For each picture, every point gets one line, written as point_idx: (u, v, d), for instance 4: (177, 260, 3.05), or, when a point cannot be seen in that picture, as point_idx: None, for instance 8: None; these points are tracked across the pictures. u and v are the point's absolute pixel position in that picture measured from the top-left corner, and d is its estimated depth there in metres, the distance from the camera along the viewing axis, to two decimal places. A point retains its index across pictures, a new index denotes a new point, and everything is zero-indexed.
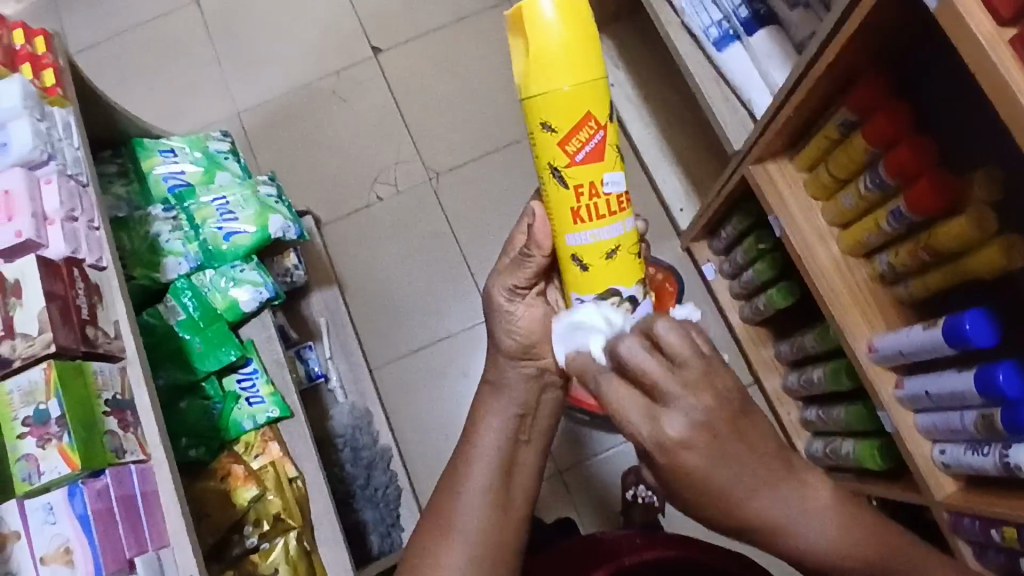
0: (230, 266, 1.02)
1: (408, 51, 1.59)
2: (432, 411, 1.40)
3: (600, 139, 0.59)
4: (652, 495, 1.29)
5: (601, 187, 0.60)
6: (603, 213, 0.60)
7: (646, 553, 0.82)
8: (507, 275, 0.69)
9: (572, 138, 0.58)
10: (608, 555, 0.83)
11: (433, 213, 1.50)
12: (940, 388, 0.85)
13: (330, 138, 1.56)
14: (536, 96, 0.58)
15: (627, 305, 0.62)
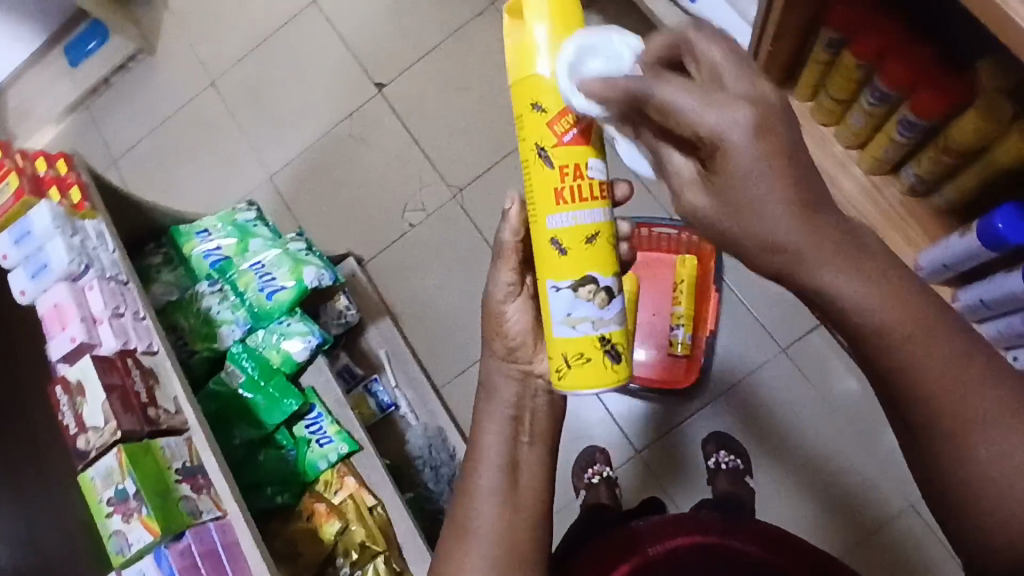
0: (277, 322, 1.08)
1: (409, 81, 1.65)
2: None
3: (588, 127, 0.62)
4: (735, 460, 1.29)
5: (585, 170, 0.62)
6: (584, 196, 0.62)
7: (669, 541, 0.88)
8: (500, 270, 0.73)
9: (560, 122, 0.61)
10: (636, 545, 0.87)
11: (464, 226, 1.55)
12: (994, 294, 0.80)
13: (358, 177, 1.63)
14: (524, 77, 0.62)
15: (603, 294, 0.64)
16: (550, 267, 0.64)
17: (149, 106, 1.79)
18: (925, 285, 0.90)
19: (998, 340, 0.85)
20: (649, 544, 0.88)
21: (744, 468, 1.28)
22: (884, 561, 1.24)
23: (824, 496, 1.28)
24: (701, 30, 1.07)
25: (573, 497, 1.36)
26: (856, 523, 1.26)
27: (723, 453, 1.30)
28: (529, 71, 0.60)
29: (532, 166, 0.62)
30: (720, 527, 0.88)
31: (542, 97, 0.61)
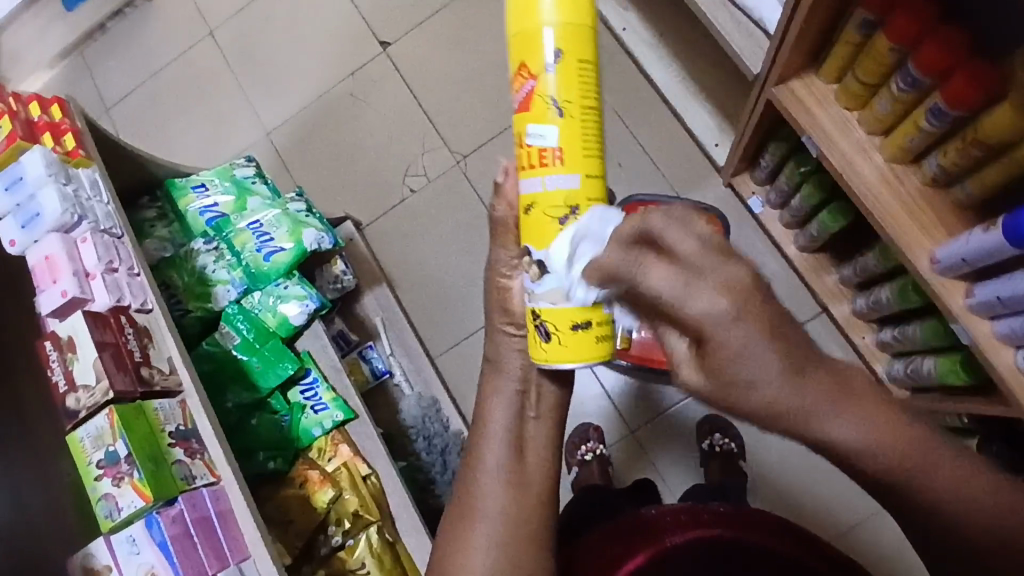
0: (275, 285, 1.06)
1: (414, 41, 1.60)
2: None
3: (531, 87, 0.58)
4: (729, 443, 1.29)
5: (523, 137, 0.59)
6: (525, 164, 0.59)
7: (689, 533, 0.86)
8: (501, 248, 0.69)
9: (515, 83, 0.60)
10: (655, 534, 0.86)
11: (467, 195, 1.52)
12: (1013, 292, 0.79)
13: (357, 138, 1.58)
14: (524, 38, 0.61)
15: (535, 268, 0.60)
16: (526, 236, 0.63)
17: (143, 54, 1.73)
18: (939, 278, 0.89)
19: (1010, 339, 0.84)
20: (663, 532, 0.86)
21: (737, 452, 1.28)
22: (872, 549, 1.25)
23: (815, 485, 1.29)
24: (726, 3, 1.03)
25: (565, 473, 1.35)
26: (845, 513, 1.27)
27: (717, 435, 1.29)
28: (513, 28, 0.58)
29: None
30: (734, 518, 0.87)
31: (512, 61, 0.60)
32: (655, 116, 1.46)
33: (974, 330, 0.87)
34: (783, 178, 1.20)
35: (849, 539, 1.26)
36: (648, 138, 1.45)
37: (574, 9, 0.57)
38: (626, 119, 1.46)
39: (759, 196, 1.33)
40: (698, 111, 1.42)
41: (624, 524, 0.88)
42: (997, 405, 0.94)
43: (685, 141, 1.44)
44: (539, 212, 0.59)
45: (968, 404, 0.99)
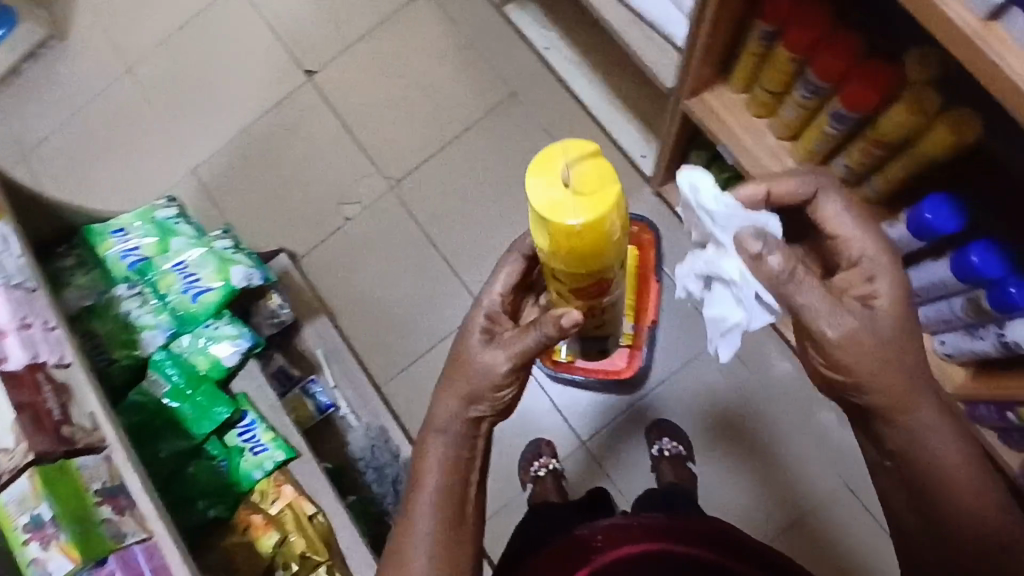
0: (204, 326, 1.03)
1: (340, 68, 1.59)
2: None
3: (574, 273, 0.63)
4: (678, 446, 1.30)
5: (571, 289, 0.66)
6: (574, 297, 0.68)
7: (617, 550, 0.87)
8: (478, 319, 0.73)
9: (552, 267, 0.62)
10: (584, 553, 0.87)
11: (403, 220, 1.51)
12: (923, 281, 0.83)
13: (287, 169, 1.56)
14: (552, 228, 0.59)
15: None
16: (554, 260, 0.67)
17: (57, 94, 1.67)
18: None
19: (926, 326, 0.88)
20: (594, 554, 0.87)
21: (686, 455, 1.30)
22: (819, 537, 1.28)
23: (771, 480, 1.31)
24: (638, 21, 1.06)
25: (520, 491, 1.35)
26: (790, 504, 1.30)
27: (666, 440, 1.31)
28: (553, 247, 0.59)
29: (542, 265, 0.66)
30: (666, 530, 0.87)
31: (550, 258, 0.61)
32: (584, 130, 1.48)
33: None
34: None
35: (800, 528, 1.29)
36: None
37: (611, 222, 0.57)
38: (556, 135, 1.49)
39: None
40: (625, 124, 1.46)
41: (560, 546, 0.88)
42: None
43: (614, 153, 1.47)
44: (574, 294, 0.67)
45: None
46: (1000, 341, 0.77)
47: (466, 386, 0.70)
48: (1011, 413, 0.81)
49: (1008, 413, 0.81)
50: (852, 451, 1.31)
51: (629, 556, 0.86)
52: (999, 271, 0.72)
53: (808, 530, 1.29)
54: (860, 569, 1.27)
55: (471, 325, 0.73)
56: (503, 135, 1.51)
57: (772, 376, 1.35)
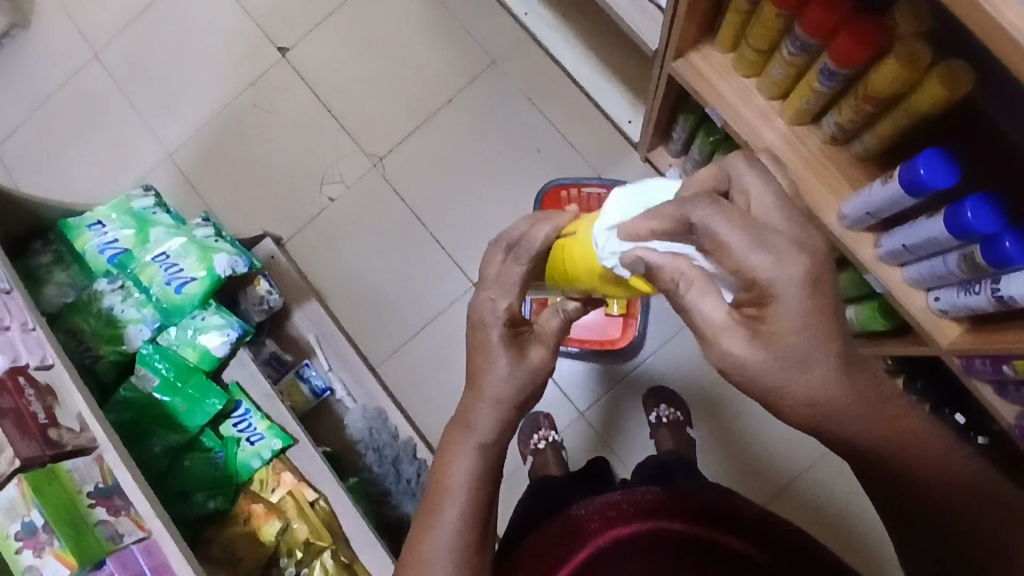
0: (191, 317, 1.02)
1: (314, 44, 1.54)
2: (441, 390, 1.41)
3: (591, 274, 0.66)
4: (675, 412, 1.30)
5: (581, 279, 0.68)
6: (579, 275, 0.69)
7: (613, 532, 0.81)
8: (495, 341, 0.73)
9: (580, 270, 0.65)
10: (581, 538, 0.81)
11: (388, 198, 1.48)
12: (915, 240, 0.82)
13: (267, 150, 1.52)
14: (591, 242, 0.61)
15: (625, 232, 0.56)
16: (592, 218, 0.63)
17: (23, 83, 1.61)
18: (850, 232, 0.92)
19: (921, 282, 0.88)
20: (590, 535, 0.81)
21: (685, 420, 1.30)
22: (810, 500, 1.30)
23: (758, 454, 1.32)
24: None
25: (521, 463, 1.35)
26: (781, 468, 1.32)
27: (664, 406, 1.31)
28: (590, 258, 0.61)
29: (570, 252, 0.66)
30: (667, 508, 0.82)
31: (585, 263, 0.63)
32: (568, 97, 1.45)
33: (886, 278, 0.91)
34: (695, 149, 1.21)
35: (793, 490, 1.31)
36: (563, 120, 1.45)
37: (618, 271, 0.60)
38: (540, 104, 1.46)
39: (677, 168, 1.35)
40: (609, 90, 1.43)
41: (556, 531, 0.83)
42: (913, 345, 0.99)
43: (599, 119, 1.44)
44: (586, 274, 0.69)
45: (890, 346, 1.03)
46: (994, 297, 0.76)
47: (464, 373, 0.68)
48: (1007, 364, 0.81)
49: (1005, 365, 0.81)
50: None
51: (625, 534, 0.81)
52: (992, 225, 0.71)
53: (791, 501, 1.30)
54: (845, 532, 1.29)
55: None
56: (485, 106, 1.48)
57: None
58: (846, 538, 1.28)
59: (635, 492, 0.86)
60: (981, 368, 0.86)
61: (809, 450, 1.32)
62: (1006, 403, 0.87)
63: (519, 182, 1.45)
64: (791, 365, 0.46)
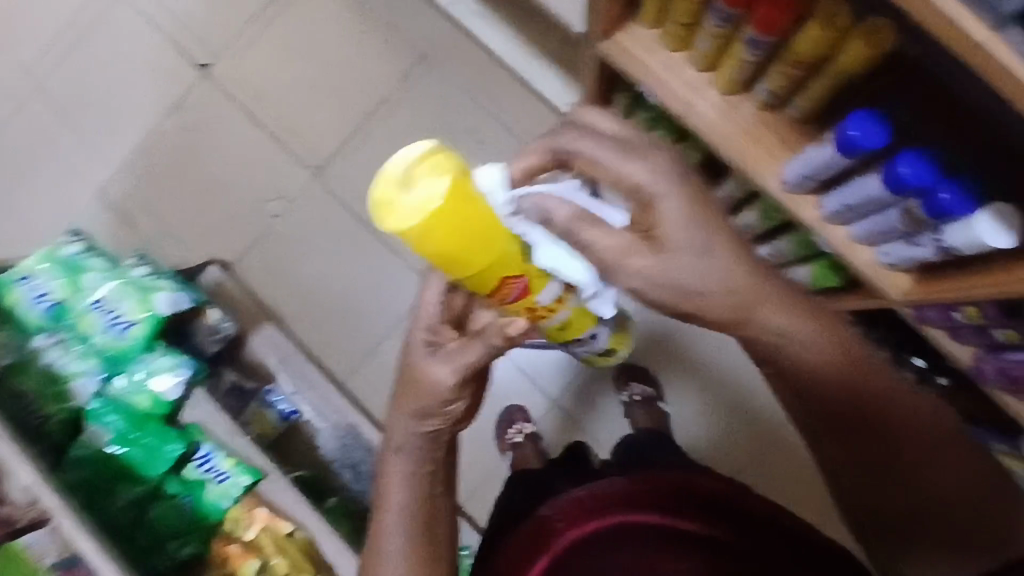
0: (138, 361, 0.98)
1: (235, 61, 1.48)
2: None
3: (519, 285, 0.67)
4: (647, 389, 1.30)
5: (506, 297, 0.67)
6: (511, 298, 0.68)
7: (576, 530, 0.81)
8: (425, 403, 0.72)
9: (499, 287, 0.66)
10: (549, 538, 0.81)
11: (332, 208, 1.44)
12: (855, 199, 0.82)
13: (201, 173, 1.47)
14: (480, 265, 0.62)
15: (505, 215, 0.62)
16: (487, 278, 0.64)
17: None
18: (791, 196, 0.92)
19: (866, 239, 0.88)
20: (557, 534, 0.81)
21: (656, 395, 1.30)
22: (786, 459, 1.32)
23: (740, 412, 1.33)
24: None
25: (499, 459, 1.35)
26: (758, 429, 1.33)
27: (634, 384, 1.30)
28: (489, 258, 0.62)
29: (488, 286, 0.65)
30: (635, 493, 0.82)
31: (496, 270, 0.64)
32: (502, 84, 1.42)
33: (832, 238, 0.92)
34: None
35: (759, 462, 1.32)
36: (501, 107, 1.42)
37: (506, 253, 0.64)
38: (475, 95, 1.42)
39: None
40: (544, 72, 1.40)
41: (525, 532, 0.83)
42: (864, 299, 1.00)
43: (537, 103, 1.42)
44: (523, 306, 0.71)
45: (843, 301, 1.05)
46: (938, 247, 0.77)
47: (414, 400, 0.71)
48: (956, 310, 0.82)
49: (955, 313, 0.82)
50: None
51: (590, 531, 0.80)
52: (927, 180, 0.71)
53: (775, 454, 1.32)
54: None
55: (415, 333, 0.73)
56: (419, 102, 1.44)
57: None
58: None
59: (598, 484, 0.85)
60: (932, 317, 0.88)
61: None
62: (960, 348, 0.89)
63: None
64: (702, 261, 0.61)
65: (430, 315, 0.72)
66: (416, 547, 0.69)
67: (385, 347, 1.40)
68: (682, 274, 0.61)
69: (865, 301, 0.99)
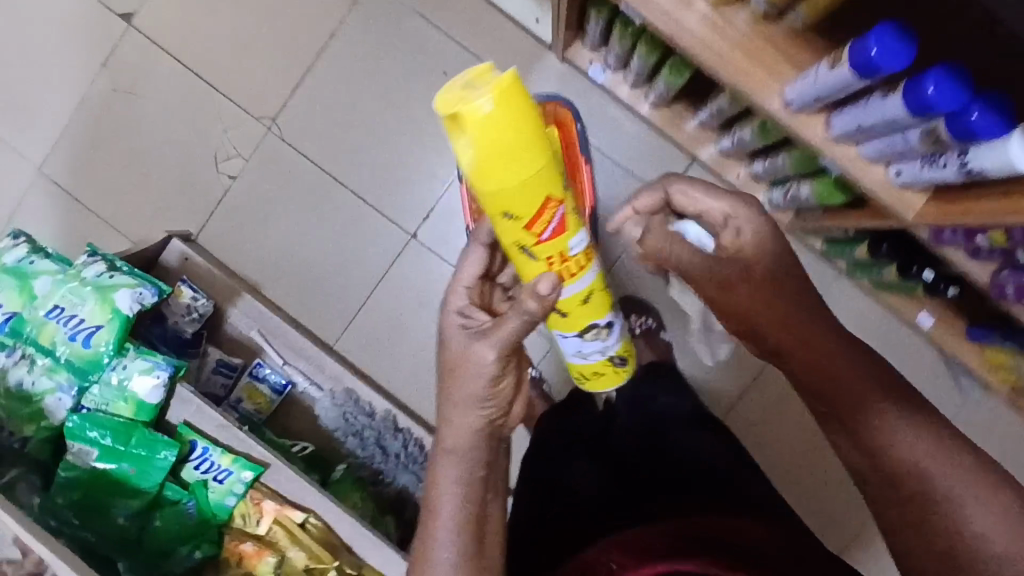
0: (109, 367, 0.91)
1: (160, 6, 1.32)
2: (404, 352, 1.35)
3: (562, 213, 0.65)
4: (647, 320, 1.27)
5: (540, 238, 0.66)
6: (546, 234, 0.66)
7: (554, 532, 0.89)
8: (468, 387, 0.68)
9: (538, 221, 0.64)
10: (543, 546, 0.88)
11: (295, 162, 1.34)
12: (870, 120, 0.74)
13: (145, 139, 1.34)
14: (497, 188, 0.60)
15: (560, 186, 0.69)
16: (511, 203, 0.61)
17: None
18: (794, 119, 0.84)
19: (880, 158, 0.81)
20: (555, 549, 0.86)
21: (657, 327, 1.27)
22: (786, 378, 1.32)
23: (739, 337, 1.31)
24: None
25: None
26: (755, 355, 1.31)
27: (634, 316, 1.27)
28: (525, 177, 0.60)
29: (511, 228, 0.64)
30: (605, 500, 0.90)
31: (513, 207, 0.62)
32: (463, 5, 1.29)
33: (842, 158, 0.85)
34: (614, 43, 1.09)
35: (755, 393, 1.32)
36: (464, 32, 1.29)
37: (541, 186, 0.62)
38: (435, 21, 1.29)
39: (597, 62, 1.23)
40: None
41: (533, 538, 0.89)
42: (869, 216, 0.96)
43: (503, 23, 1.29)
44: (555, 254, 0.68)
45: (847, 219, 1.00)
46: (963, 169, 0.70)
47: (462, 385, 0.68)
48: (980, 236, 0.80)
49: (979, 237, 0.80)
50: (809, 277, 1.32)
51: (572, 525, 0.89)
52: (955, 101, 0.63)
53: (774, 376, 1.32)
54: None
55: (448, 317, 0.72)
56: (373, 34, 1.30)
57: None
58: None
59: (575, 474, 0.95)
60: (949, 240, 0.83)
61: None
62: (978, 266, 0.85)
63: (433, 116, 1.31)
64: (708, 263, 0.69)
65: (462, 298, 0.73)
66: (463, 548, 0.67)
67: (372, 303, 1.35)
68: (690, 260, 0.70)
69: (873, 221, 0.93)
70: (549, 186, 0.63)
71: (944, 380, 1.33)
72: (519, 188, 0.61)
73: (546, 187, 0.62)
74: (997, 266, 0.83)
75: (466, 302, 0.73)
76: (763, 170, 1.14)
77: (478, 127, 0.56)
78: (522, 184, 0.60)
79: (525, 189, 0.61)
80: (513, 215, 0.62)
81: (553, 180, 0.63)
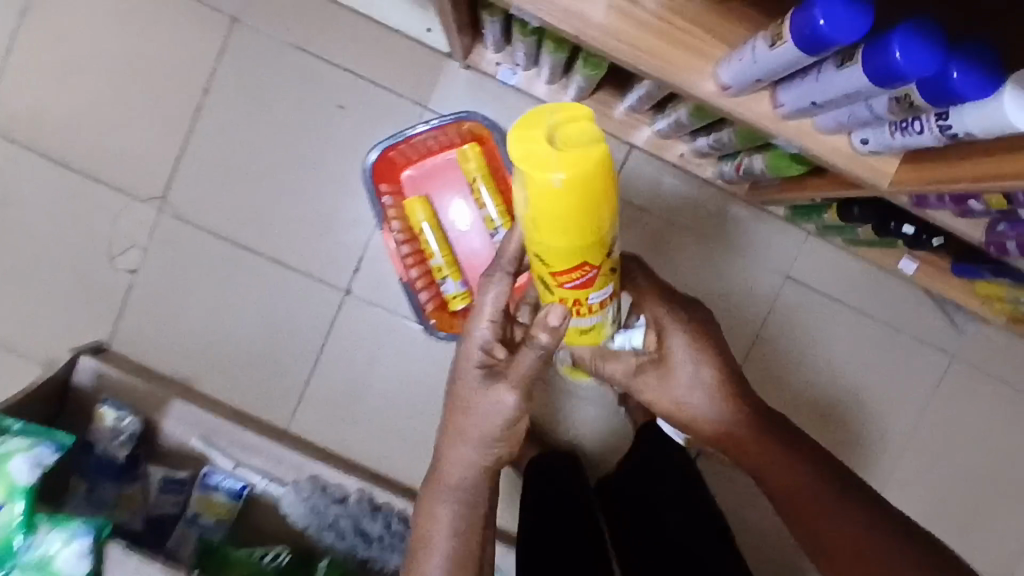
0: (22, 549, 0.85)
1: (6, 98, 1.16)
2: (365, 419, 1.21)
3: (592, 276, 0.55)
4: None
5: (561, 288, 0.56)
6: (574, 287, 0.56)
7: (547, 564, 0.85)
8: (479, 423, 0.66)
9: (565, 275, 0.55)
10: None
11: (197, 239, 1.19)
12: (827, 95, 0.61)
13: (24, 250, 1.18)
14: (540, 240, 0.51)
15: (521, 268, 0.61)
16: (541, 249, 0.52)
17: None
18: (735, 102, 0.71)
19: (840, 129, 0.69)
20: None
21: None
22: (776, 356, 1.23)
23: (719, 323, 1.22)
24: None
25: None
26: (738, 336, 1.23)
27: None
28: (562, 239, 0.51)
29: (539, 266, 0.55)
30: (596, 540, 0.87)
31: (547, 257, 0.53)
32: (345, 29, 1.14)
33: (799, 135, 0.72)
34: (516, 42, 0.95)
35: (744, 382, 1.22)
36: (353, 58, 1.15)
37: (582, 248, 0.52)
38: (318, 52, 1.15)
39: (506, 64, 1.08)
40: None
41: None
42: (831, 185, 0.84)
43: (394, 40, 1.15)
44: (570, 302, 0.58)
45: (810, 189, 0.89)
46: (945, 135, 0.58)
47: (473, 424, 0.67)
48: (975, 202, 0.69)
49: (976, 203, 0.69)
50: (780, 244, 1.21)
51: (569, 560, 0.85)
52: (930, 64, 0.49)
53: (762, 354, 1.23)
54: (820, 357, 1.24)
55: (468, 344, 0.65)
56: (253, 81, 1.16)
57: (666, 206, 1.19)
58: (826, 361, 1.24)
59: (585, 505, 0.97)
60: (938, 203, 0.72)
61: (767, 294, 1.22)
62: (972, 223, 0.75)
63: (338, 157, 1.17)
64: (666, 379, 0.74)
65: (485, 332, 0.63)
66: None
67: (318, 375, 1.21)
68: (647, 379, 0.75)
69: (839, 191, 0.82)
70: (590, 253, 0.53)
71: (937, 320, 1.24)
72: (553, 240, 0.51)
73: (587, 252, 0.53)
74: (993, 221, 0.73)
75: (490, 338, 0.64)
76: (707, 146, 1.02)
77: (534, 183, 0.48)
78: (553, 245, 0.51)
79: (570, 245, 0.51)
80: (546, 263, 0.54)
81: (598, 245, 0.53)
